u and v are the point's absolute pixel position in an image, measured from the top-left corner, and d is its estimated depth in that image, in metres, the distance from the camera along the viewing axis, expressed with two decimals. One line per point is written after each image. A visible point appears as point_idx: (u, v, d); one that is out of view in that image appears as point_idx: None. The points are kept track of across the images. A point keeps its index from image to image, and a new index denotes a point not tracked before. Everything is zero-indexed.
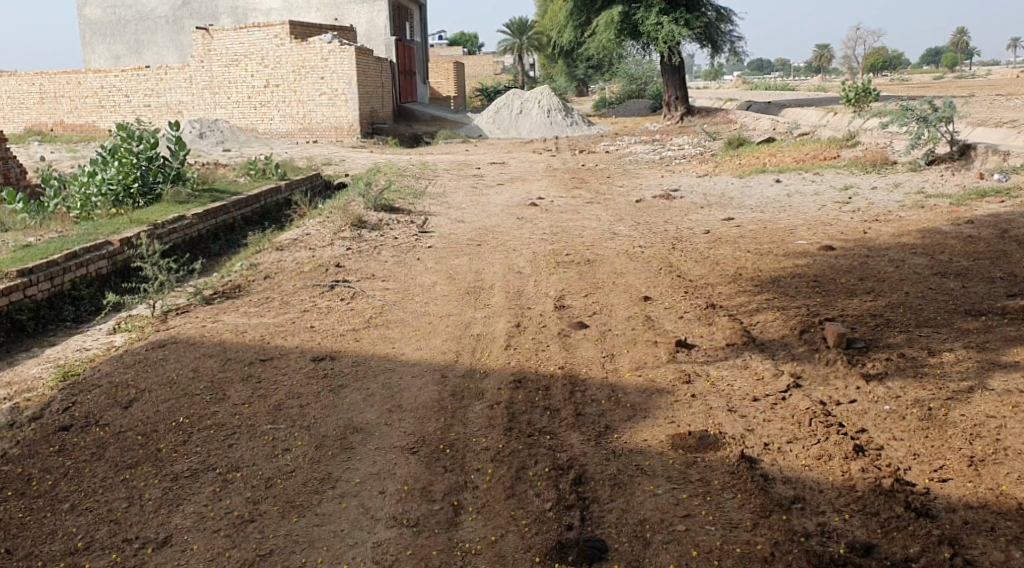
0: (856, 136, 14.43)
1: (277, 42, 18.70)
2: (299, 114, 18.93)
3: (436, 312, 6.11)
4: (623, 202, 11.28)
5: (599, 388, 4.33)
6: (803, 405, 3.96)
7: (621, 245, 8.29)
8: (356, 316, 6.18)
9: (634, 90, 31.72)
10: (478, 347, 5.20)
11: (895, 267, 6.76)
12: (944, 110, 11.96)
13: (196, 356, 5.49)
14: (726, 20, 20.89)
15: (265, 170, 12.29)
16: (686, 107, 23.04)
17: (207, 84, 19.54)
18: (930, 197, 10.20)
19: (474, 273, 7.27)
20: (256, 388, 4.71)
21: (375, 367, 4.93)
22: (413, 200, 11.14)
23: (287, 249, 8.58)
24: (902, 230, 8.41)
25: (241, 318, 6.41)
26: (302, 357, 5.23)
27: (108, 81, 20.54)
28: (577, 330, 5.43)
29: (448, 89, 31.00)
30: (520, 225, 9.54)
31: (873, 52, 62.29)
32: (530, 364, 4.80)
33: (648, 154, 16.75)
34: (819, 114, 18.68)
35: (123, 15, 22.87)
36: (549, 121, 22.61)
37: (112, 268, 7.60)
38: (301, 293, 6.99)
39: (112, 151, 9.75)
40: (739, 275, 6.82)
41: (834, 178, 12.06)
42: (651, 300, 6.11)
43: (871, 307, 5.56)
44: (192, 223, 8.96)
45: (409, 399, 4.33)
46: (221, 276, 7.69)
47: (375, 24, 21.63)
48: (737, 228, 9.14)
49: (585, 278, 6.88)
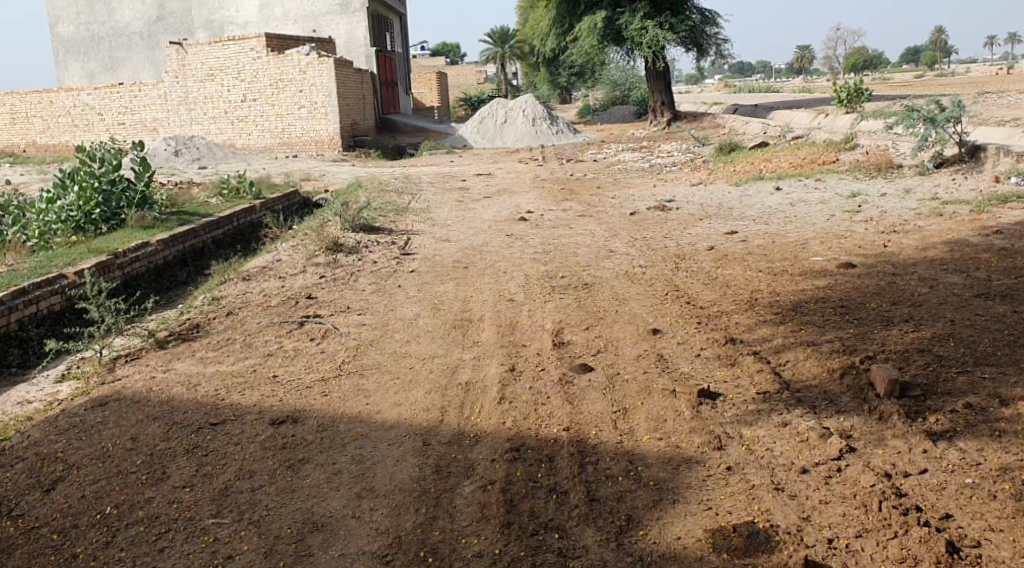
0: (854, 139, 13.76)
1: (253, 55, 17.89)
2: (277, 128, 18.16)
3: (419, 353, 5.36)
4: (618, 214, 10.55)
5: (614, 458, 3.61)
6: (865, 479, 3.26)
7: (621, 264, 7.56)
8: (327, 361, 5.43)
9: (618, 96, 31.17)
10: (467, 401, 4.44)
11: (928, 287, 6.00)
12: (953, 109, 11.17)
13: (139, 419, 4.67)
14: (712, 22, 20.20)
15: (238, 189, 11.51)
16: (674, 113, 22.37)
17: (182, 99, 18.73)
18: (946, 203, 9.52)
19: (462, 302, 6.52)
20: (202, 463, 3.96)
21: (345, 432, 4.17)
22: (395, 218, 10.42)
23: (255, 279, 7.80)
24: (926, 243, 7.67)
25: (199, 366, 5.62)
26: (260, 420, 4.44)
27: (80, 99, 19.73)
28: (580, 376, 4.68)
29: (432, 98, 30.25)
30: (508, 243, 8.78)
31: (853, 52, 61.77)
32: (529, 426, 4.05)
33: (640, 161, 16.04)
34: (810, 115, 18.01)
35: (96, 31, 22.08)
36: (534, 129, 21.90)
37: (65, 305, 6.78)
38: (266, 333, 6.20)
39: (71, 174, 8.94)
40: (756, 300, 6.06)
41: (838, 185, 11.36)
42: (660, 334, 5.36)
43: (914, 340, 4.82)
44: (157, 250, 8.22)
45: (384, 479, 3.61)
46: (181, 313, 6.90)
47: (355, 35, 20.64)
48: (744, 243, 8.42)
49: (585, 306, 6.12)
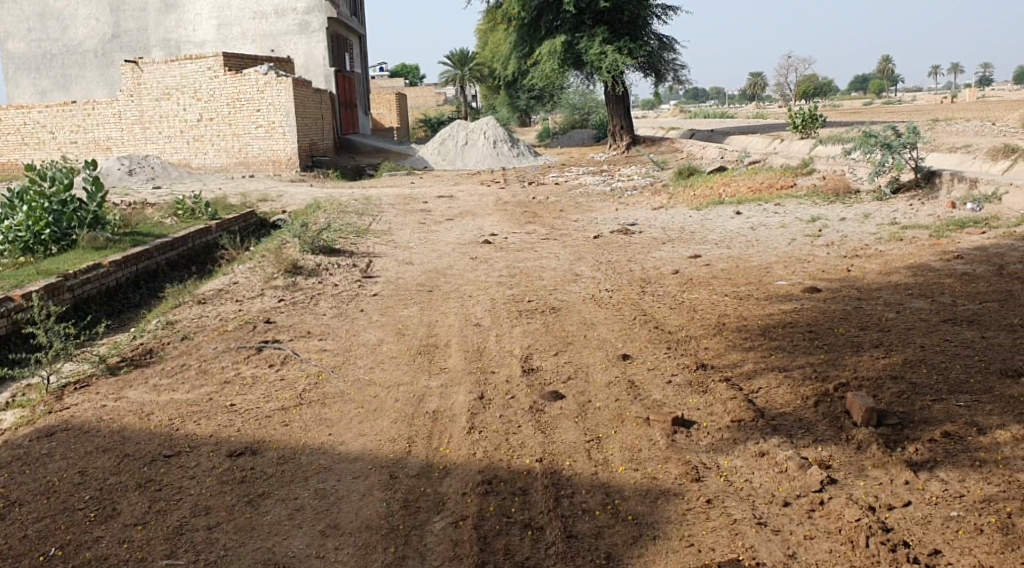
0: (812, 164, 13.88)
1: (210, 74, 17.60)
2: (234, 148, 17.85)
3: (383, 380, 5.19)
4: (581, 238, 10.48)
5: (591, 491, 3.53)
6: (849, 513, 3.28)
7: (586, 288, 7.47)
8: (286, 388, 5.23)
9: (577, 119, 31.29)
10: (434, 430, 4.29)
11: (894, 312, 5.97)
12: (908, 136, 11.33)
13: (86, 451, 4.42)
14: (670, 48, 20.39)
15: (194, 210, 11.23)
16: (632, 137, 22.52)
17: (137, 118, 18.35)
18: (905, 228, 9.59)
19: (426, 326, 6.36)
20: (154, 499, 3.74)
21: (308, 465, 4.00)
22: (355, 239, 10.22)
23: (210, 302, 7.56)
24: (888, 268, 7.70)
25: (151, 394, 5.37)
26: (217, 452, 4.23)
27: (31, 117, 19.24)
28: (550, 403, 4.54)
29: (390, 119, 30.07)
30: (472, 266, 8.65)
31: (805, 79, 63.00)
32: (501, 456, 3.92)
33: (600, 185, 16.04)
34: (766, 140, 18.22)
35: (48, 48, 21.52)
36: (495, 151, 21.88)
37: (10, 328, 6.46)
38: (222, 359, 5.97)
39: (20, 194, 8.63)
40: (725, 324, 5.88)
41: (798, 210, 11.42)
42: (629, 359, 5.21)
43: (886, 365, 4.76)
44: (108, 272, 7.93)
45: (349, 516, 3.48)
46: (133, 338, 6.63)
47: (314, 55, 20.49)
48: (708, 267, 8.39)
49: (552, 331, 5.99)
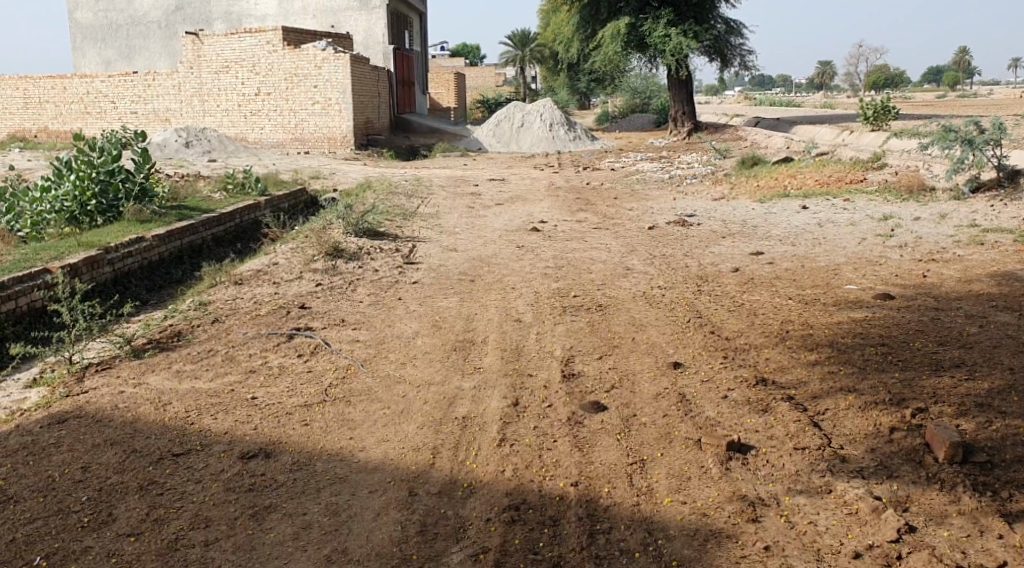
0: (883, 158, 13.10)
1: (269, 48, 17.43)
2: (291, 124, 17.69)
3: (414, 379, 4.83)
4: (635, 228, 9.99)
5: (634, 529, 3.20)
6: None
7: (639, 284, 7.02)
8: (313, 382, 4.90)
9: (636, 104, 30.58)
10: (463, 439, 3.92)
11: (978, 326, 5.39)
12: (992, 132, 10.48)
13: (95, 440, 4.15)
14: (737, 32, 19.64)
15: (243, 185, 10.99)
16: (694, 123, 21.76)
17: (196, 90, 18.27)
18: (986, 231, 8.90)
19: (465, 320, 5.98)
20: (153, 506, 3.48)
21: (322, 473, 3.68)
22: (401, 223, 9.89)
23: (247, 283, 7.29)
24: (969, 275, 7.07)
25: (173, 381, 5.07)
26: (228, 452, 3.92)
27: (94, 86, 19.26)
28: (592, 415, 4.14)
29: (448, 99, 29.69)
30: (518, 256, 8.24)
31: (877, 70, 61.11)
32: (533, 476, 3.57)
33: (658, 172, 15.47)
34: (834, 130, 17.28)
35: (114, 19, 21.61)
36: (551, 134, 21.35)
37: (48, 300, 6.19)
38: (251, 346, 5.68)
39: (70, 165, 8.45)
40: (787, 333, 5.36)
41: (868, 207, 10.74)
42: (680, 368, 4.75)
43: (971, 388, 4.24)
44: (151, 246, 7.70)
45: (359, 540, 3.22)
46: (165, 318, 6.36)
47: (373, 32, 20.22)
48: (771, 266, 7.84)
49: (598, 331, 5.56)
